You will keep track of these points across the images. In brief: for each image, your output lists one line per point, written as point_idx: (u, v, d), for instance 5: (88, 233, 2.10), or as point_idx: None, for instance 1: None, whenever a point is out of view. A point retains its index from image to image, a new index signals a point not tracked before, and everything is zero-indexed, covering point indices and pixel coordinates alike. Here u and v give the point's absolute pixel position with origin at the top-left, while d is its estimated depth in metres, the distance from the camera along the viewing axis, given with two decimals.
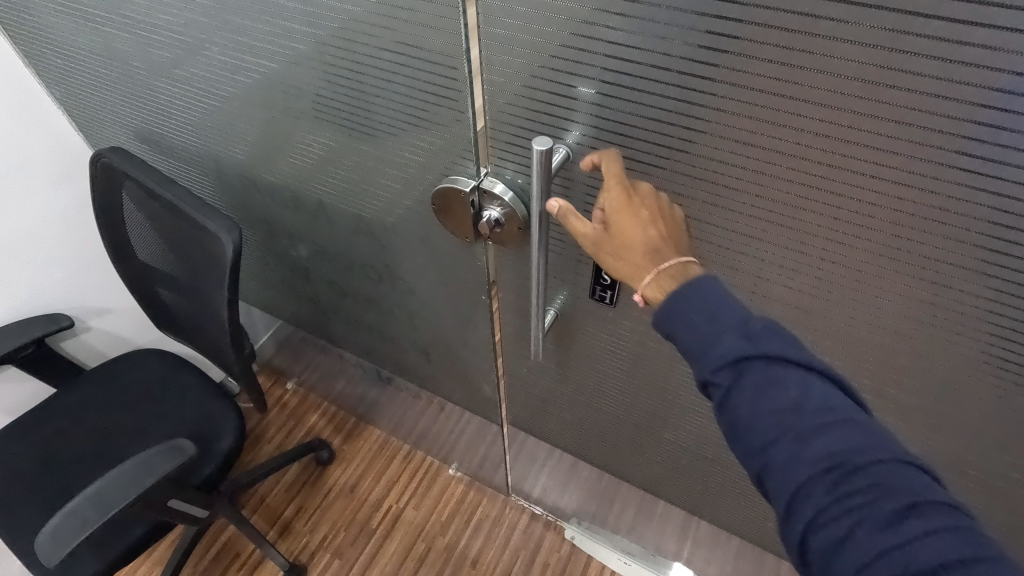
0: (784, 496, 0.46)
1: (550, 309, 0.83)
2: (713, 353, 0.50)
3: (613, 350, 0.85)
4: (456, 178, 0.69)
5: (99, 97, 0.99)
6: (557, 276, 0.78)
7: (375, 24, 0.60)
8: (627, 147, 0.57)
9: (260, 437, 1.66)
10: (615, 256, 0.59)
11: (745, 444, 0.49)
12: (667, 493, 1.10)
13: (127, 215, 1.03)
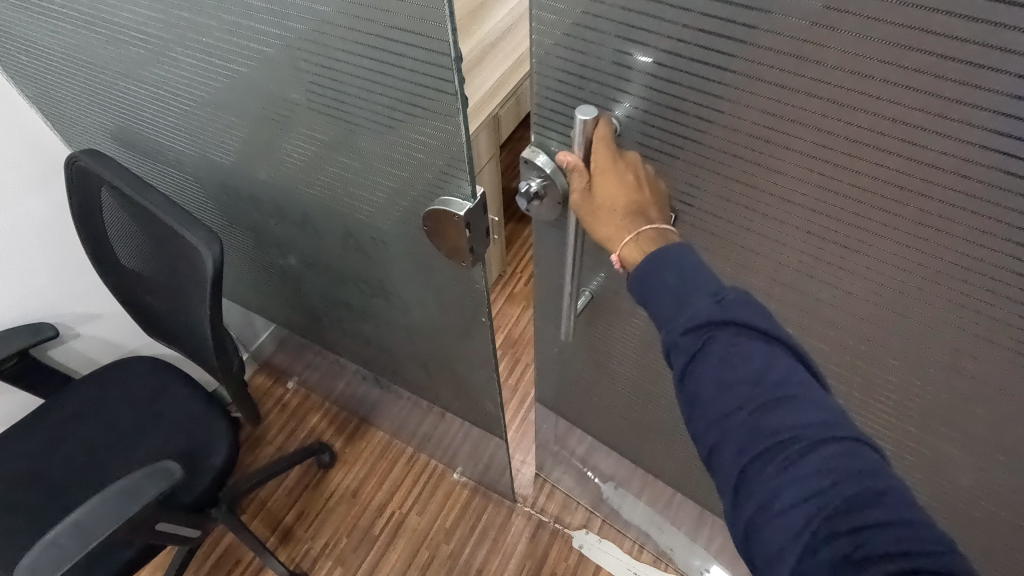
0: (734, 470, 0.48)
1: (584, 293, 0.81)
2: (684, 315, 0.52)
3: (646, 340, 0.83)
4: (450, 197, 0.61)
5: (71, 97, 0.92)
6: (590, 259, 0.75)
7: (349, 27, 0.52)
8: (680, 122, 0.53)
9: (260, 439, 1.62)
10: (596, 217, 0.60)
11: (704, 416, 0.51)
12: (690, 487, 1.06)
13: (108, 221, 0.97)
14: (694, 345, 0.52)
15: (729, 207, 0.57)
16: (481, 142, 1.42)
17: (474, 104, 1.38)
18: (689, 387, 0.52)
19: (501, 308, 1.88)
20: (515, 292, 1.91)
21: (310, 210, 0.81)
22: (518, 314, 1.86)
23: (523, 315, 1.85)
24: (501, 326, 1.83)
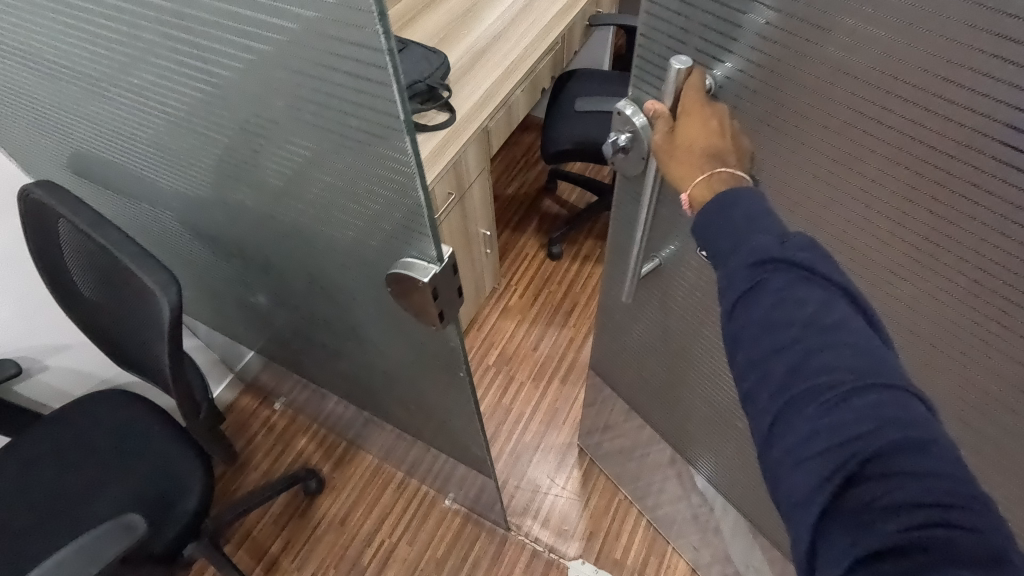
0: (771, 410, 0.48)
1: (653, 258, 0.83)
2: (743, 250, 0.51)
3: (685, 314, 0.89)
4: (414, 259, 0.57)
5: (28, 122, 0.87)
6: (661, 226, 0.77)
7: (293, 77, 0.49)
8: (782, 88, 0.51)
9: (246, 464, 1.56)
10: (670, 158, 0.59)
11: (751, 354, 0.50)
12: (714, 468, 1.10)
13: (67, 254, 0.91)
14: (747, 283, 0.51)
15: (814, 182, 0.54)
16: (469, 157, 1.35)
17: (461, 118, 1.32)
18: (737, 323, 0.51)
19: (495, 322, 1.82)
20: (509, 305, 1.85)
21: (282, 252, 0.76)
22: (513, 329, 1.80)
23: (517, 330, 1.79)
24: (494, 342, 1.77)
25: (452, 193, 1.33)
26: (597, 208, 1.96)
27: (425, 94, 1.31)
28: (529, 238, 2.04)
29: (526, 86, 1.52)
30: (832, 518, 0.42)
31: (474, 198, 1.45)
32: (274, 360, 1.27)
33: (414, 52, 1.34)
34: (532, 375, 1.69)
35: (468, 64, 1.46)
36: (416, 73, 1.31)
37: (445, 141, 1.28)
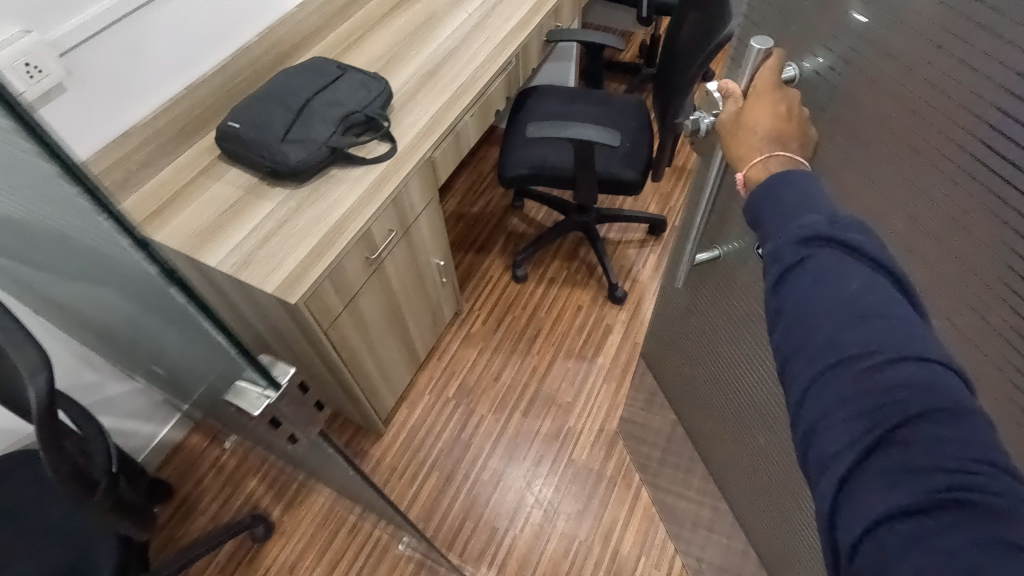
0: (805, 376, 0.49)
1: (714, 250, 0.99)
2: (794, 226, 0.53)
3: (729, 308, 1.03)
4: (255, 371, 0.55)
5: None
6: (737, 219, 0.89)
7: (67, 204, 0.49)
8: (859, 85, 0.61)
9: (193, 508, 1.50)
10: (736, 137, 0.66)
11: (791, 316, 0.51)
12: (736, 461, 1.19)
13: None
14: (793, 258, 0.52)
15: (873, 176, 0.62)
16: (413, 189, 1.27)
17: (404, 148, 1.26)
18: (779, 295, 0.53)
19: (456, 350, 1.75)
20: (472, 332, 1.78)
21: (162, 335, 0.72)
22: (474, 358, 1.73)
23: (478, 359, 1.73)
24: (455, 372, 1.70)
25: (395, 228, 1.25)
26: (562, 228, 1.88)
27: (364, 124, 1.24)
28: (495, 259, 1.97)
29: (477, 108, 1.44)
30: (855, 476, 0.44)
31: (423, 230, 1.37)
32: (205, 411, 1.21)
33: (353, 79, 1.27)
34: (493, 407, 1.64)
35: (414, 88, 1.38)
36: (354, 102, 1.23)
37: (385, 175, 1.21)
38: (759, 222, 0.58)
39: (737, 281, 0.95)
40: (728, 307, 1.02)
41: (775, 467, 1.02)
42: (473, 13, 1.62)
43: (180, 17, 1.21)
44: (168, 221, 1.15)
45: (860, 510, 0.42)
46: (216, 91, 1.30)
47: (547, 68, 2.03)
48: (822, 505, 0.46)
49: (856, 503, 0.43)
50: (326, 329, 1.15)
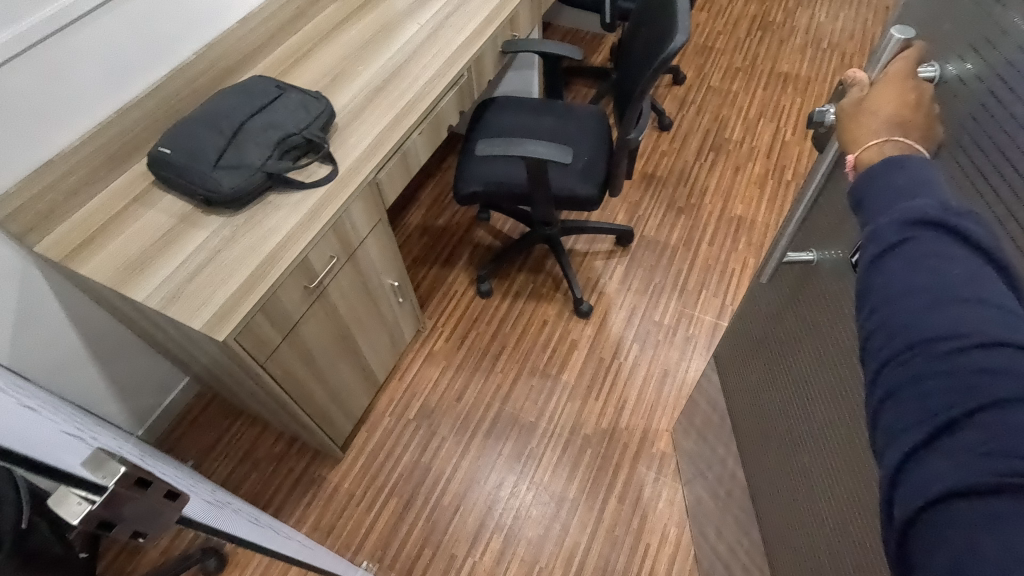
0: (883, 353, 0.55)
1: (810, 252, 1.01)
2: (901, 209, 0.58)
3: (808, 288, 1.05)
4: (87, 465, 0.42)
5: None
6: (834, 227, 0.93)
7: None
8: (1005, 97, 0.65)
9: None
10: (855, 120, 0.72)
11: (880, 295, 0.57)
12: (770, 447, 1.25)
13: None
14: (895, 239, 0.58)
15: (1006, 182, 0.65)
16: (356, 212, 1.25)
17: (345, 171, 1.23)
18: (870, 276, 0.59)
19: (419, 369, 1.82)
20: (435, 350, 1.85)
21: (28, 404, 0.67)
22: (437, 377, 1.80)
23: (440, 379, 1.80)
24: (417, 393, 1.77)
25: (337, 254, 1.23)
26: (526, 243, 1.94)
27: (302, 146, 1.22)
28: (458, 274, 2.03)
29: (425, 125, 1.42)
30: (923, 451, 0.49)
31: (370, 254, 1.37)
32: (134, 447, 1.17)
33: (291, 99, 1.26)
34: (455, 428, 1.70)
35: (361, 104, 1.37)
36: (292, 124, 1.21)
37: (324, 199, 1.18)
38: (862, 205, 0.64)
39: (825, 287, 0.97)
40: (813, 311, 1.03)
41: (827, 479, 0.99)
42: (425, 24, 1.59)
43: (106, 38, 1.17)
44: (99, 251, 1.13)
45: (916, 482, 0.48)
46: (151, 113, 1.28)
47: (509, 76, 1.99)
48: (882, 473, 0.52)
49: (918, 478, 0.48)
50: (265, 361, 1.14)
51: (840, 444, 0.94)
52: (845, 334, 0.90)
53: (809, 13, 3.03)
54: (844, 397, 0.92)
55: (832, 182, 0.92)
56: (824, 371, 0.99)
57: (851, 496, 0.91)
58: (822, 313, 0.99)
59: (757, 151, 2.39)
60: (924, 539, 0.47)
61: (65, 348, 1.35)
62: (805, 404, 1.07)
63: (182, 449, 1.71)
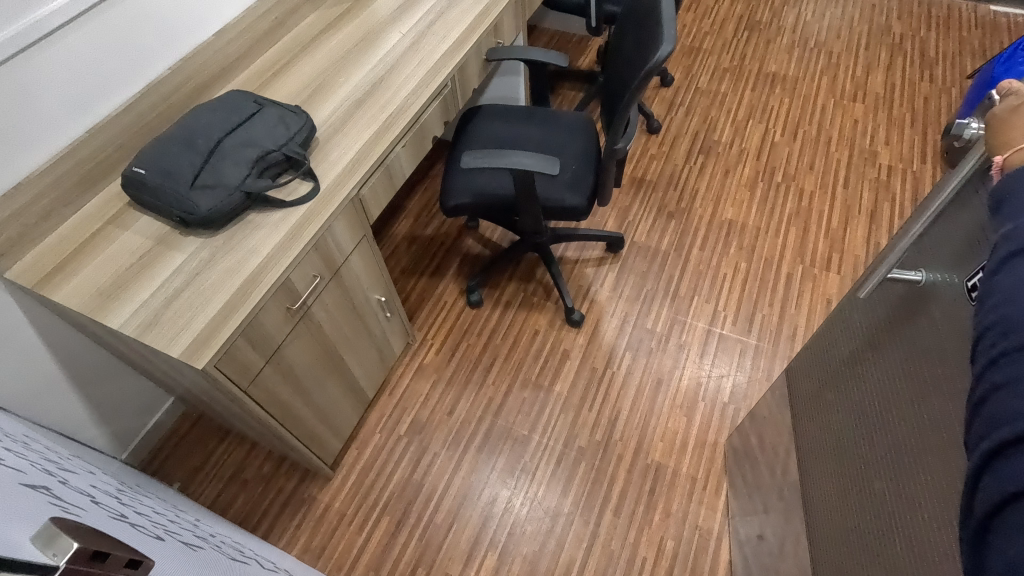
0: (992, 352, 0.51)
1: (919, 271, 0.83)
2: None
3: (891, 288, 0.92)
4: (38, 541, 0.41)
5: None
6: (954, 253, 0.76)
7: None
8: None
9: None
10: (1003, 125, 0.63)
11: (1005, 295, 0.52)
12: (811, 446, 1.17)
13: None
14: None
15: None
16: (339, 229, 1.22)
17: (328, 185, 1.20)
18: (996, 275, 0.54)
19: (409, 383, 1.80)
20: (425, 363, 1.83)
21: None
22: (427, 392, 1.78)
23: (432, 393, 1.77)
24: (407, 408, 1.74)
25: (321, 274, 1.21)
26: (516, 252, 1.92)
27: (283, 163, 1.19)
28: (448, 284, 2.01)
29: (409, 137, 1.39)
30: (1016, 449, 0.47)
31: (356, 271, 1.34)
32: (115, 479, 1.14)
33: (270, 114, 1.24)
34: (447, 444, 1.68)
35: (343, 117, 1.34)
36: (270, 140, 1.19)
37: (306, 217, 1.15)
38: (999, 207, 0.56)
39: (937, 317, 0.78)
40: (902, 337, 0.86)
41: (862, 481, 0.94)
42: (408, 32, 1.56)
43: (76, 56, 1.14)
44: (72, 275, 1.09)
45: (1003, 479, 0.47)
46: (126, 130, 1.25)
47: (495, 82, 1.96)
48: (974, 460, 0.51)
49: (1008, 472, 0.47)
50: (248, 386, 1.11)
51: (916, 495, 0.78)
52: (922, 337, 0.81)
53: (796, 13, 3.03)
54: (933, 443, 0.76)
55: (958, 199, 0.76)
56: (904, 407, 0.84)
57: (924, 559, 0.75)
58: (914, 341, 0.83)
59: (747, 153, 2.38)
60: (1006, 529, 0.47)
61: (44, 374, 1.31)
62: (877, 444, 0.90)
63: (168, 471, 1.67)
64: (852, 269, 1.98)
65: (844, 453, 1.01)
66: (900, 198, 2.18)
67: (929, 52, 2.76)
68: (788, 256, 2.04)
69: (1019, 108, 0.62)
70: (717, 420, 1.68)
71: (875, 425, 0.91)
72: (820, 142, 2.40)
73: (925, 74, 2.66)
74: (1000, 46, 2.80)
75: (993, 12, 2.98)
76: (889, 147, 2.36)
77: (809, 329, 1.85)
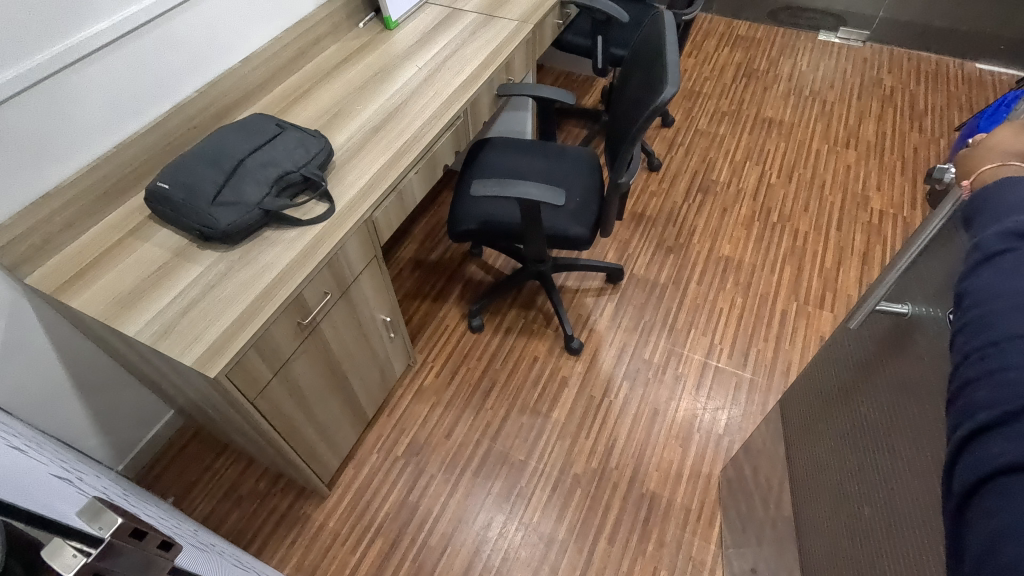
0: (964, 350, 0.57)
1: (905, 304, 0.88)
2: (1013, 219, 0.58)
3: (879, 322, 0.96)
4: (87, 516, 0.53)
5: None
6: (934, 286, 0.81)
7: None
8: None
9: None
10: (974, 161, 0.71)
11: (973, 298, 0.57)
12: (804, 481, 1.19)
13: None
14: (999, 245, 0.57)
15: None
16: (352, 249, 1.26)
17: (343, 207, 1.25)
18: (968, 282, 0.59)
19: (408, 405, 1.81)
20: (425, 386, 1.85)
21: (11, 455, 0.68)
22: (426, 414, 1.79)
23: (430, 414, 1.79)
24: (405, 429, 1.76)
25: (331, 291, 1.24)
26: (517, 279, 1.97)
27: (300, 184, 1.25)
28: (450, 307, 2.05)
29: (422, 165, 1.44)
30: (989, 434, 0.51)
31: (364, 290, 1.38)
32: (114, 485, 1.15)
33: (291, 137, 1.30)
34: (443, 467, 1.68)
35: (359, 143, 1.40)
36: (290, 161, 1.24)
37: (320, 237, 1.19)
38: (972, 226, 0.63)
39: (922, 349, 0.82)
40: (891, 367, 0.90)
41: (850, 512, 0.97)
42: (423, 66, 1.64)
43: (114, 74, 1.20)
44: (92, 283, 1.13)
45: (976, 462, 0.51)
46: (152, 147, 1.31)
47: (504, 116, 2.05)
48: (950, 448, 0.56)
49: (984, 453, 0.51)
50: (255, 398, 1.13)
51: (907, 520, 0.81)
52: (911, 370, 0.84)
53: (792, 62, 3.17)
54: (920, 470, 0.79)
55: (941, 236, 0.81)
56: (892, 435, 0.87)
57: None
58: (902, 372, 0.86)
59: (744, 193, 2.45)
60: (978, 510, 0.50)
61: (50, 381, 1.33)
62: (866, 472, 0.93)
63: (161, 485, 1.67)
64: (845, 308, 2.03)
65: (836, 487, 1.03)
66: (891, 241, 2.25)
67: (919, 104, 2.89)
68: (783, 293, 2.09)
69: (993, 148, 0.69)
70: (712, 452, 1.69)
71: (864, 452, 0.94)
72: (815, 185, 2.49)
73: (914, 125, 2.77)
74: (985, 100, 2.93)
75: (979, 69, 3.12)
76: (880, 192, 2.44)
77: (802, 365, 1.88)
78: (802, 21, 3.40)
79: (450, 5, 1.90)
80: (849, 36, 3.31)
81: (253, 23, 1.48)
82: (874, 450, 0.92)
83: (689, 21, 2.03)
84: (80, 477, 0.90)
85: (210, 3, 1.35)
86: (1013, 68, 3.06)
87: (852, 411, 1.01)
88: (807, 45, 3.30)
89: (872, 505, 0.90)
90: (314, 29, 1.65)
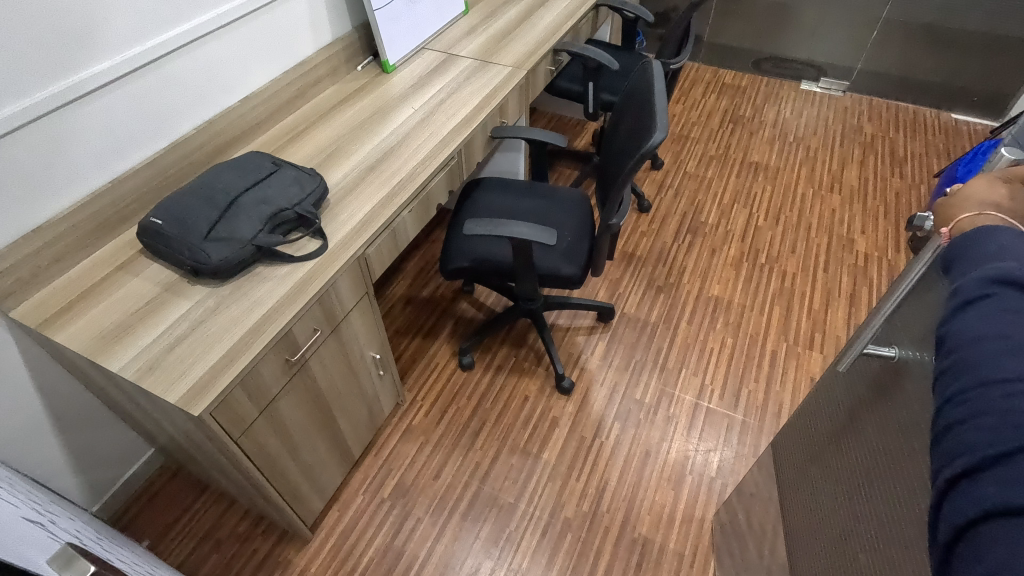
0: (946, 393, 0.57)
1: (892, 348, 0.89)
2: (989, 267, 0.60)
3: (868, 366, 0.97)
4: (58, 563, 0.61)
5: None
6: (919, 330, 0.83)
7: None
8: None
9: None
10: (949, 211, 0.74)
11: (954, 342, 0.58)
12: (799, 529, 1.17)
13: None
14: (977, 291, 0.59)
15: None
16: (343, 285, 1.26)
17: (335, 244, 1.26)
18: (950, 325, 0.60)
19: (396, 444, 1.78)
20: (413, 425, 1.83)
21: None
22: (414, 454, 1.76)
23: (419, 453, 1.76)
24: (392, 469, 1.72)
25: (322, 327, 1.24)
26: (509, 317, 1.97)
27: (294, 220, 1.26)
28: (441, 345, 2.04)
29: (416, 203, 1.46)
30: (971, 478, 0.51)
31: (354, 327, 1.37)
32: (85, 526, 1.11)
33: (287, 174, 1.32)
34: (431, 509, 1.64)
35: (354, 181, 1.42)
36: (285, 199, 1.25)
37: (312, 273, 1.19)
38: (952, 268, 0.65)
39: (909, 393, 0.82)
40: (880, 412, 0.90)
41: (843, 562, 0.95)
42: (419, 108, 1.69)
43: (114, 112, 1.22)
44: (79, 317, 1.12)
45: (962, 506, 0.51)
46: (146, 182, 1.32)
47: (498, 157, 2.10)
48: (936, 491, 0.56)
49: (972, 496, 0.50)
50: (239, 436, 1.10)
51: (905, 571, 0.78)
52: (901, 413, 0.84)
53: (776, 109, 3.28)
54: (911, 519, 0.78)
55: (923, 281, 0.83)
56: (883, 481, 0.86)
57: None
58: (891, 416, 0.86)
59: (733, 234, 2.50)
60: (966, 555, 0.50)
61: (28, 417, 1.30)
62: (858, 520, 0.92)
63: (136, 529, 1.61)
64: (834, 349, 2.04)
65: (830, 535, 1.01)
66: (877, 283, 2.28)
67: (899, 151, 2.98)
68: (773, 333, 2.10)
69: (967, 198, 0.72)
70: (705, 495, 1.67)
71: (857, 498, 0.93)
72: (801, 228, 2.54)
73: (896, 170, 2.85)
74: (962, 149, 3.03)
75: (955, 119, 3.25)
76: (865, 235, 2.50)
77: (794, 407, 1.87)
78: (784, 71, 3.54)
79: (446, 50, 1.96)
80: (830, 85, 3.48)
81: (253, 64, 1.52)
82: (867, 498, 0.90)
83: (676, 70, 2.11)
84: (53, 518, 0.87)
85: (212, 45, 1.39)
86: (987, 118, 3.20)
87: (845, 457, 1.00)
88: (790, 93, 3.43)
89: (865, 555, 0.88)
90: (313, 71, 1.69)
